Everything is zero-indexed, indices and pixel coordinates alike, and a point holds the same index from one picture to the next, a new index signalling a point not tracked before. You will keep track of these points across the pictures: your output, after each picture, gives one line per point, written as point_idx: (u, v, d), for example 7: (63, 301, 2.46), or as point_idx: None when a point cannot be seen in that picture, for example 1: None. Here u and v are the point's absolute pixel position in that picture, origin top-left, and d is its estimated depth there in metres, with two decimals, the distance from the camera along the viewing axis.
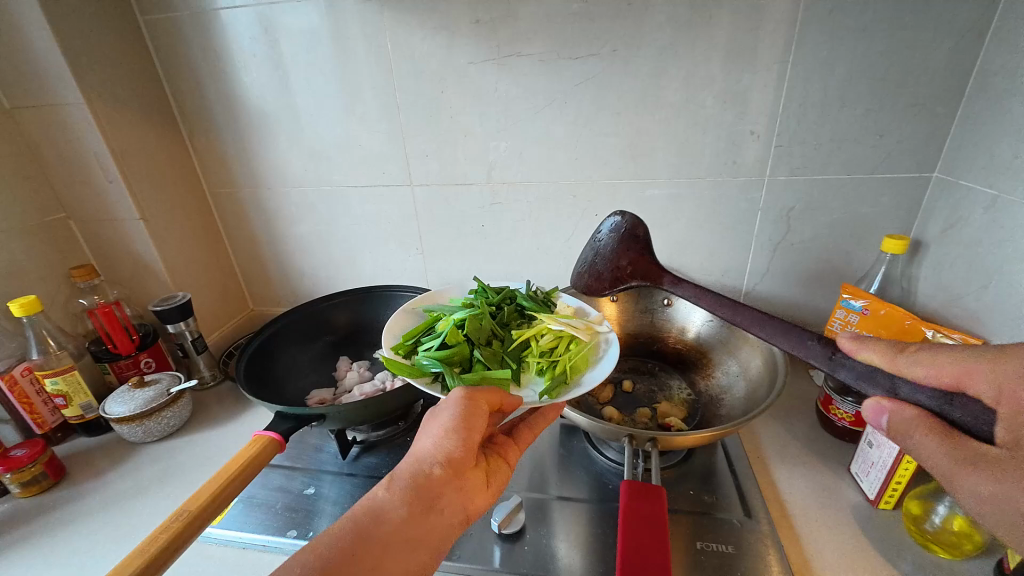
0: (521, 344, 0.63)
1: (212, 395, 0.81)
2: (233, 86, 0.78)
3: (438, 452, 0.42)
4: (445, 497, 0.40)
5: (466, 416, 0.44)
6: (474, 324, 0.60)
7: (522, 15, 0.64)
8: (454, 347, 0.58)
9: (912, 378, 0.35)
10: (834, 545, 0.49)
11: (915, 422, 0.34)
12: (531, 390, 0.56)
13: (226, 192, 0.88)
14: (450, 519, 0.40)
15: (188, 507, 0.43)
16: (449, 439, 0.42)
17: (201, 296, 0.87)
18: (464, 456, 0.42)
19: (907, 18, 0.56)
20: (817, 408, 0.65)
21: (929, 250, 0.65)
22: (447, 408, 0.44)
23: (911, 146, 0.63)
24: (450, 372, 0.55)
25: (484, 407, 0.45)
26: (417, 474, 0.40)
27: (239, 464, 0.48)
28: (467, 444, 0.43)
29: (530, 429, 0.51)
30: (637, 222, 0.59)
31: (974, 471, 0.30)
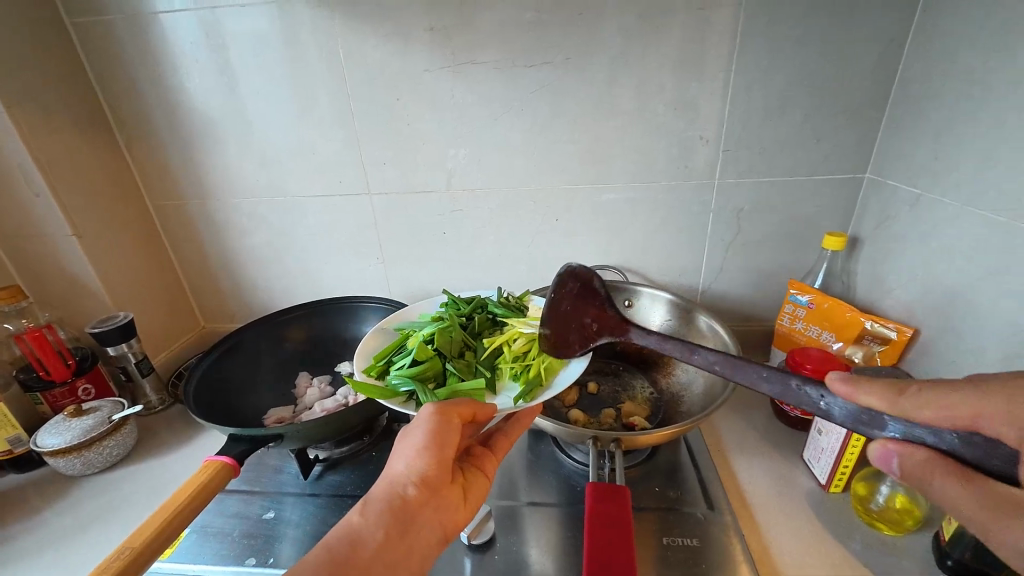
0: (495, 352, 0.64)
1: (160, 419, 0.76)
2: (175, 93, 0.74)
3: (412, 472, 0.40)
4: (422, 517, 0.39)
5: (440, 432, 0.42)
6: (443, 338, 0.61)
7: (476, 23, 0.65)
8: (427, 363, 0.59)
9: (912, 418, 0.31)
10: (791, 530, 0.51)
11: (930, 466, 0.29)
12: (506, 396, 0.56)
13: (171, 204, 0.83)
14: (429, 539, 0.38)
15: (130, 544, 0.40)
16: (425, 457, 0.40)
17: (145, 315, 0.82)
18: (441, 473, 0.41)
19: (836, 31, 0.60)
20: (771, 400, 0.68)
21: (865, 246, 0.69)
22: (418, 427, 0.42)
23: (845, 149, 0.67)
24: (424, 388, 0.56)
25: (457, 420, 0.44)
26: (392, 497, 0.38)
27: (188, 493, 0.45)
28: (443, 461, 0.41)
29: (506, 438, 0.50)
30: (592, 274, 0.60)
31: (1009, 521, 0.26)
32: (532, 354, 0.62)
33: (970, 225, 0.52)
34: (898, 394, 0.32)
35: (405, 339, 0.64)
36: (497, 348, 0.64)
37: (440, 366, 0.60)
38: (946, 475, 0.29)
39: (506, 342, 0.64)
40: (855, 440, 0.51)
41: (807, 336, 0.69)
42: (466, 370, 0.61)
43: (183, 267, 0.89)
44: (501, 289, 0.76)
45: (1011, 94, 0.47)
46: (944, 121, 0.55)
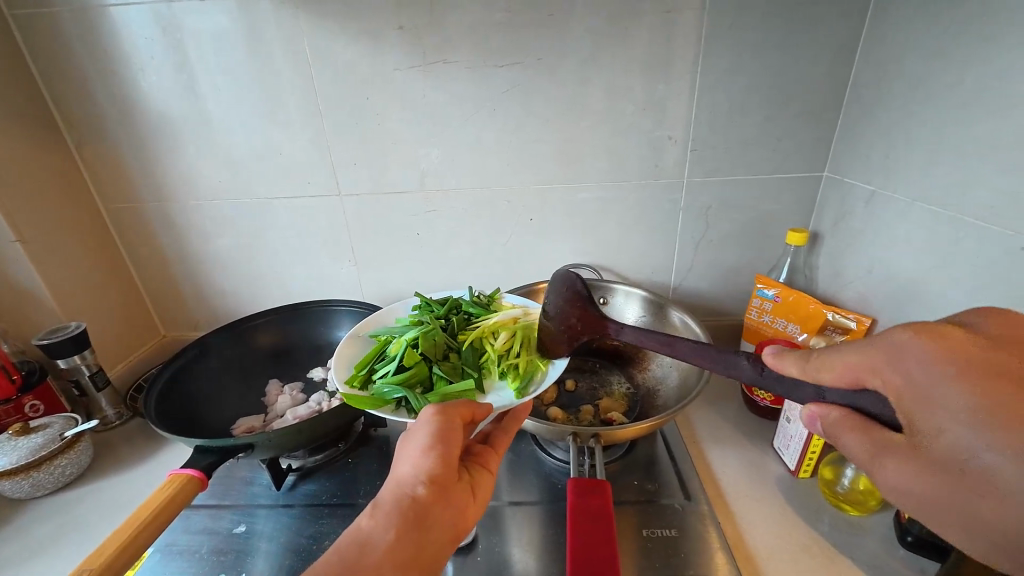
0: (478, 351, 0.64)
1: (118, 434, 0.72)
2: (130, 90, 0.71)
3: (419, 471, 0.39)
4: (434, 515, 0.38)
5: (442, 431, 0.41)
6: (427, 342, 0.61)
7: (446, 22, 0.64)
8: (413, 369, 0.59)
9: (815, 380, 0.32)
10: (764, 516, 0.53)
11: (840, 423, 0.31)
12: (499, 395, 0.58)
13: (127, 208, 0.79)
14: (442, 536, 0.38)
15: (87, 566, 0.38)
16: (430, 455, 0.40)
17: (99, 325, 0.78)
18: (448, 470, 0.40)
19: (794, 35, 0.63)
20: (742, 391, 0.70)
21: (825, 240, 0.72)
22: (420, 428, 0.42)
23: (804, 148, 0.70)
24: (414, 394, 0.56)
25: (459, 419, 0.43)
26: (401, 497, 0.37)
27: (151, 511, 0.43)
28: (449, 458, 0.40)
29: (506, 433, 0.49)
30: (572, 276, 0.58)
31: (891, 464, 0.28)
32: (516, 350, 0.63)
33: (920, 219, 0.55)
34: (806, 358, 0.33)
35: (386, 345, 0.63)
36: (479, 346, 0.64)
37: (426, 369, 0.60)
38: (851, 428, 0.30)
39: (487, 341, 0.64)
40: None
41: (774, 328, 0.71)
42: (453, 371, 0.61)
43: (141, 274, 0.85)
44: (472, 288, 0.75)
45: (954, 96, 0.50)
46: (894, 122, 0.58)
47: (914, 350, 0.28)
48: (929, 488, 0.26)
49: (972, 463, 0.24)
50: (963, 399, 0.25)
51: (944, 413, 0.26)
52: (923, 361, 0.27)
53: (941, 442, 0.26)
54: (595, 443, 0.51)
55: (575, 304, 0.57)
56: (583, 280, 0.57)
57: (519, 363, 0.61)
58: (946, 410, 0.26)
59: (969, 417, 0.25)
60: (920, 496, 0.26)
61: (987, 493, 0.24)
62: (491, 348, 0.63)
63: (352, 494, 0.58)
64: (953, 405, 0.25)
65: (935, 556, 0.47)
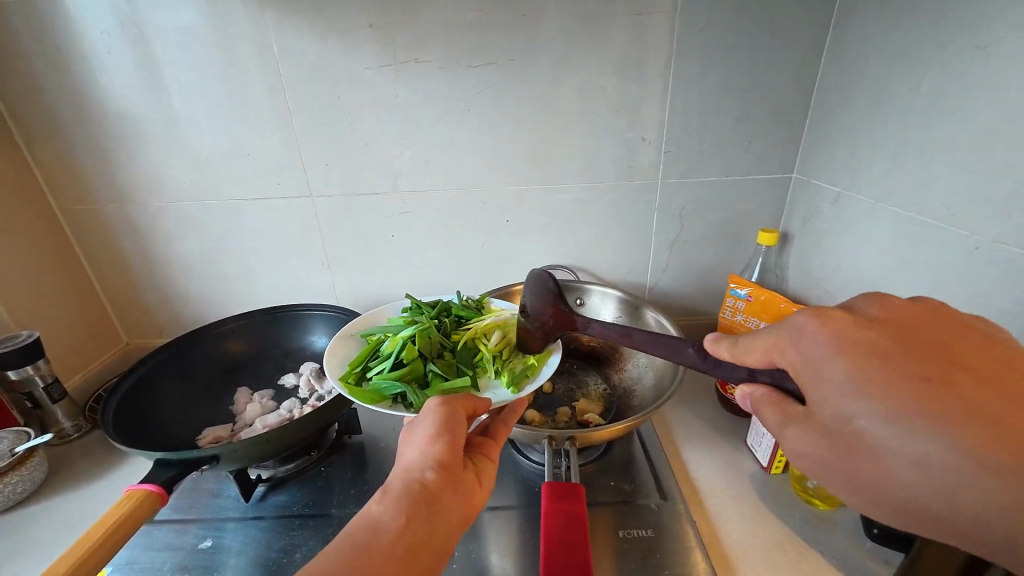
0: (471, 350, 0.63)
1: (76, 448, 0.69)
2: (84, 87, 0.67)
3: (427, 457, 0.38)
4: (443, 499, 0.37)
5: (446, 419, 0.41)
6: (425, 339, 0.60)
7: (418, 21, 0.63)
8: (410, 365, 0.58)
9: (741, 363, 0.35)
10: (738, 513, 0.54)
11: (762, 399, 0.34)
12: (495, 391, 0.57)
13: (84, 210, 0.76)
14: (453, 520, 0.37)
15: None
16: (436, 442, 0.39)
17: (54, 334, 0.74)
18: (455, 456, 0.39)
19: (763, 39, 0.64)
20: (717, 390, 0.71)
21: (795, 240, 0.74)
22: (425, 417, 0.41)
23: (774, 150, 0.71)
24: (413, 389, 0.55)
25: (463, 408, 0.43)
26: (410, 482, 0.37)
27: (108, 526, 0.42)
28: (454, 444, 0.40)
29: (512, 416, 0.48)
30: (544, 274, 0.58)
31: (794, 431, 0.31)
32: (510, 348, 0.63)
33: (883, 220, 0.57)
34: (733, 343, 0.35)
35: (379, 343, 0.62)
36: (474, 345, 0.64)
37: (422, 366, 0.59)
38: (769, 404, 0.33)
39: (481, 340, 0.64)
40: None
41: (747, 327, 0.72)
42: (449, 368, 0.60)
43: (100, 279, 0.81)
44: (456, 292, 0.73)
45: (914, 100, 0.52)
46: (859, 124, 0.60)
47: (809, 333, 0.30)
48: (821, 452, 0.30)
49: (856, 431, 0.28)
50: (848, 377, 0.28)
51: (831, 390, 0.29)
52: (820, 343, 0.29)
53: (829, 414, 0.29)
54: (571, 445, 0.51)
55: (549, 301, 0.58)
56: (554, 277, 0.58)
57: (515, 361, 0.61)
58: (836, 385, 0.29)
59: (855, 391, 0.28)
60: (813, 457, 0.30)
61: (867, 457, 0.27)
62: (486, 345, 0.63)
63: (325, 504, 0.56)
64: (839, 382, 0.28)
65: (900, 547, 0.48)
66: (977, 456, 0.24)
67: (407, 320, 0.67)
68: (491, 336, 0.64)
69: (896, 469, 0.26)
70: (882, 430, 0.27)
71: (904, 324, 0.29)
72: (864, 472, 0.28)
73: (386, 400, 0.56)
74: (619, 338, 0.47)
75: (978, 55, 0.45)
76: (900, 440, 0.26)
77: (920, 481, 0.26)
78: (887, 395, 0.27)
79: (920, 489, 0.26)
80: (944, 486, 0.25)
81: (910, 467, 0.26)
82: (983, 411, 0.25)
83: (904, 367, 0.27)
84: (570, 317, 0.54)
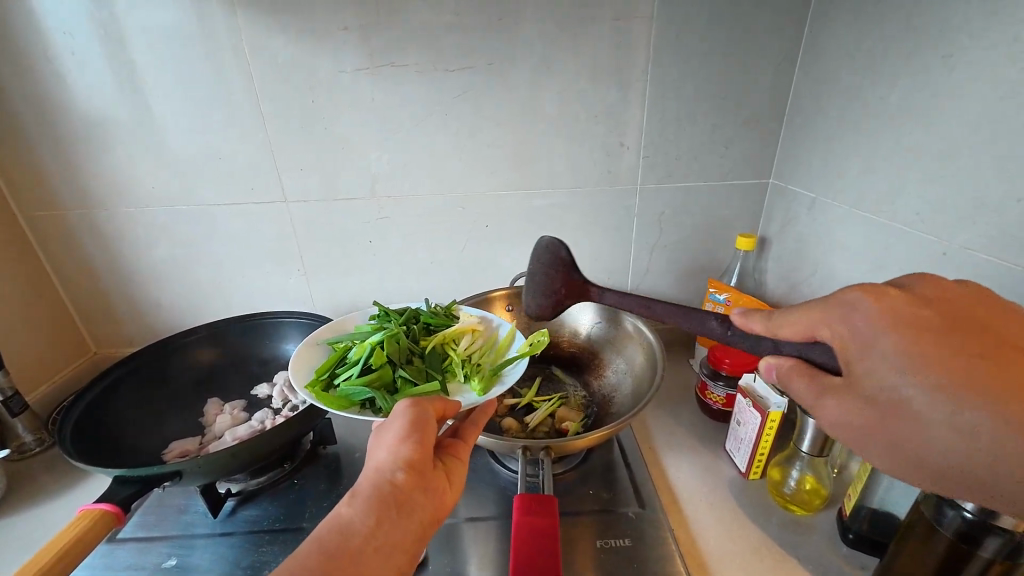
0: (441, 356, 0.63)
1: (38, 464, 0.66)
2: (46, 88, 0.65)
3: (397, 457, 0.37)
4: (413, 500, 0.36)
5: (415, 419, 0.40)
6: (393, 344, 0.59)
7: (394, 24, 0.62)
8: (378, 370, 0.57)
9: (774, 336, 0.34)
10: (716, 520, 0.54)
11: (792, 370, 0.33)
12: (464, 394, 0.56)
13: (47, 215, 0.73)
14: (425, 521, 0.36)
15: None
16: (405, 443, 0.38)
17: (15, 346, 0.71)
18: (425, 456, 0.38)
19: (739, 46, 0.65)
20: (697, 395, 0.71)
21: (772, 245, 0.75)
22: (393, 420, 0.40)
23: (751, 155, 0.72)
24: (380, 395, 0.55)
25: (432, 409, 0.42)
26: (379, 484, 0.35)
27: (51, 555, 0.39)
28: (424, 444, 0.38)
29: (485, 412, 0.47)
30: (557, 242, 0.48)
31: (828, 401, 0.31)
32: (478, 353, 0.63)
33: (857, 225, 0.57)
34: (770, 315, 0.34)
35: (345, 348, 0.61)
36: (440, 349, 0.63)
37: (390, 372, 0.58)
38: (799, 375, 0.33)
39: (448, 345, 0.63)
40: (768, 428, 0.55)
41: None
42: (416, 372, 0.59)
43: (66, 286, 0.78)
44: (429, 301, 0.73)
45: (883, 107, 0.53)
46: (833, 131, 0.60)
47: (860, 305, 0.31)
48: (860, 421, 0.30)
49: (901, 399, 0.28)
50: (901, 347, 0.29)
51: (885, 360, 0.29)
52: (869, 315, 0.30)
53: (874, 383, 0.29)
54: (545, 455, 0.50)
55: (556, 274, 0.48)
56: (567, 246, 0.48)
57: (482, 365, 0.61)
58: (885, 355, 0.29)
59: (906, 361, 0.28)
60: (853, 425, 0.30)
61: (909, 422, 0.28)
62: (453, 349, 0.63)
63: (296, 518, 0.55)
64: (891, 352, 0.29)
65: (875, 551, 0.48)
66: (1018, 423, 0.25)
67: (373, 325, 0.66)
68: (460, 341, 0.64)
69: (941, 435, 0.27)
70: (931, 398, 0.27)
71: (948, 304, 0.30)
72: (906, 438, 0.29)
73: (351, 406, 0.55)
74: (637, 310, 0.42)
75: (943, 63, 0.46)
76: (944, 410, 0.27)
77: (963, 447, 0.27)
78: (933, 367, 0.28)
79: (959, 457, 0.27)
80: (979, 453, 0.26)
81: (958, 430, 0.27)
82: (1022, 381, 0.26)
83: (950, 341, 0.28)
84: (585, 286, 0.47)
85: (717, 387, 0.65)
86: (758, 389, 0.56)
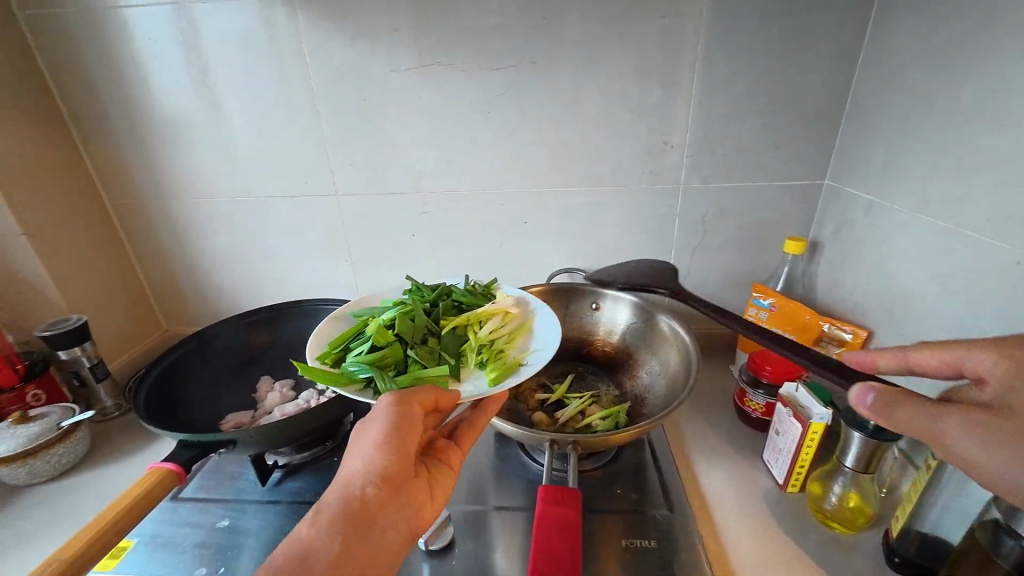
0: (459, 339, 0.61)
1: (116, 425, 0.74)
2: (132, 89, 0.72)
3: (371, 471, 0.39)
4: (384, 516, 0.38)
5: (396, 427, 0.41)
6: (406, 323, 0.58)
7: (440, 25, 0.65)
8: (387, 348, 0.56)
9: (920, 360, 0.36)
10: (747, 530, 0.52)
11: (904, 395, 0.34)
12: (474, 382, 0.54)
13: (129, 203, 0.81)
14: (395, 536, 0.38)
15: (59, 555, 0.40)
16: (380, 455, 0.40)
17: (100, 320, 0.79)
18: (401, 470, 0.41)
19: (795, 40, 0.62)
20: (735, 402, 0.69)
21: (825, 250, 0.71)
22: (374, 423, 0.42)
23: (804, 155, 0.69)
24: (382, 375, 0.53)
25: (419, 406, 0.43)
26: (349, 498, 0.38)
27: (124, 503, 0.44)
28: (399, 457, 0.41)
29: (472, 427, 0.50)
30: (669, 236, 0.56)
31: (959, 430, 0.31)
32: (500, 339, 0.60)
33: (919, 231, 0.53)
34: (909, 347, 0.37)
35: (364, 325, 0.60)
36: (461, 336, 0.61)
37: (399, 352, 0.57)
38: (908, 401, 0.34)
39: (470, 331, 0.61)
40: (809, 440, 0.52)
41: None
42: (428, 356, 0.57)
43: (144, 268, 0.87)
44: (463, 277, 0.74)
45: (953, 105, 0.49)
46: (896, 131, 0.57)
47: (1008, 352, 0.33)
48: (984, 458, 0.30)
49: None
50: None
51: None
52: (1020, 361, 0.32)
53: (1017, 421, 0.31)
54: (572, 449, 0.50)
55: None
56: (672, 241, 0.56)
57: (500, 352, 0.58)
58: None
59: None
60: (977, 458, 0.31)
61: None
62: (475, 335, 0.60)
63: None
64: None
65: None
66: None
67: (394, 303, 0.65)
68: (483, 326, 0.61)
69: None
70: None
71: None
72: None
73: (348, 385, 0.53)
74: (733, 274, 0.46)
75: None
76: None
77: None
78: None
79: None
80: None
81: None
82: None
83: None
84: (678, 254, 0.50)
85: (758, 395, 0.63)
86: (800, 399, 0.54)
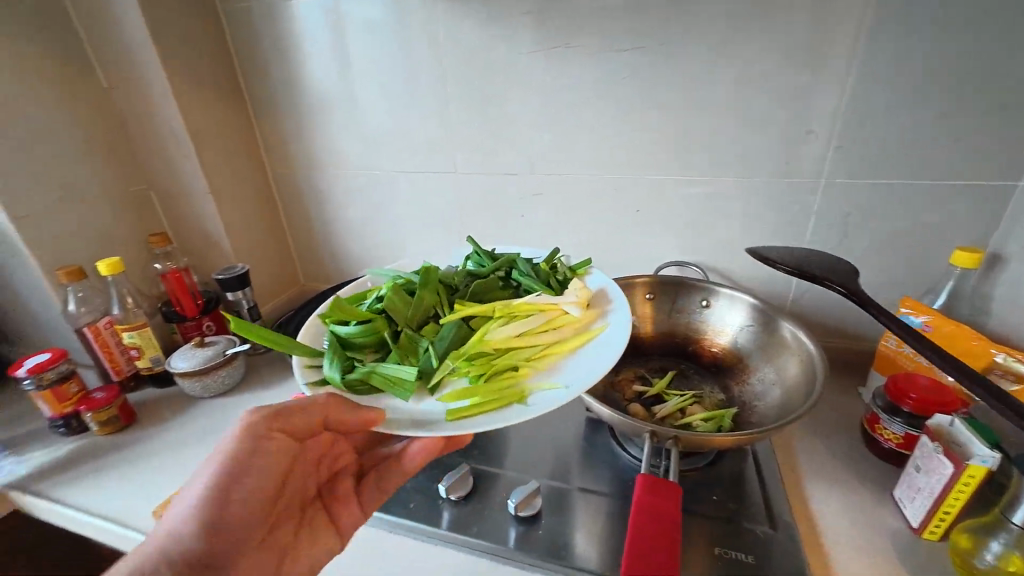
0: (461, 338, 0.55)
1: (263, 359, 0.88)
2: (295, 72, 0.83)
3: (186, 526, 0.40)
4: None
5: (231, 478, 0.42)
6: (400, 304, 0.57)
7: (571, 6, 0.64)
8: (374, 322, 0.54)
9: None
10: (866, 570, 0.47)
11: None
12: (431, 400, 0.48)
13: (285, 172, 0.93)
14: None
15: None
16: (203, 510, 0.41)
17: (256, 270, 0.94)
18: (223, 530, 0.42)
19: (1002, 9, 0.51)
20: (862, 428, 0.61)
21: (1008, 266, 0.59)
22: (203, 468, 0.42)
23: (996, 151, 0.57)
24: (339, 356, 0.50)
25: (278, 437, 0.46)
26: (164, 554, 0.39)
27: None
28: (223, 515, 0.42)
29: (376, 481, 0.52)
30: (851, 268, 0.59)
31: None
32: (508, 355, 0.52)
33: None
34: None
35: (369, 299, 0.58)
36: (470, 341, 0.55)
37: (381, 334, 0.54)
38: None
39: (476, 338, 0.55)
40: (962, 485, 0.45)
41: (916, 362, 0.61)
42: (399, 351, 0.52)
43: (291, 229, 1.00)
44: (553, 249, 0.71)
45: None
46: None
47: None
48: None
49: None
50: None
51: None
52: None
53: None
54: (673, 446, 0.48)
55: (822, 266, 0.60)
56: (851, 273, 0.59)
57: (492, 372, 0.50)
58: None
59: None
60: None
61: None
62: (483, 345, 0.53)
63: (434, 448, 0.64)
64: None
65: None
66: None
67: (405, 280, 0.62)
68: (496, 332, 0.55)
69: None
70: None
71: None
72: None
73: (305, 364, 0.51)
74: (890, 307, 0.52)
75: None
76: None
77: None
78: None
79: None
80: None
81: None
82: None
83: None
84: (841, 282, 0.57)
85: (895, 424, 0.55)
86: (954, 436, 0.47)
